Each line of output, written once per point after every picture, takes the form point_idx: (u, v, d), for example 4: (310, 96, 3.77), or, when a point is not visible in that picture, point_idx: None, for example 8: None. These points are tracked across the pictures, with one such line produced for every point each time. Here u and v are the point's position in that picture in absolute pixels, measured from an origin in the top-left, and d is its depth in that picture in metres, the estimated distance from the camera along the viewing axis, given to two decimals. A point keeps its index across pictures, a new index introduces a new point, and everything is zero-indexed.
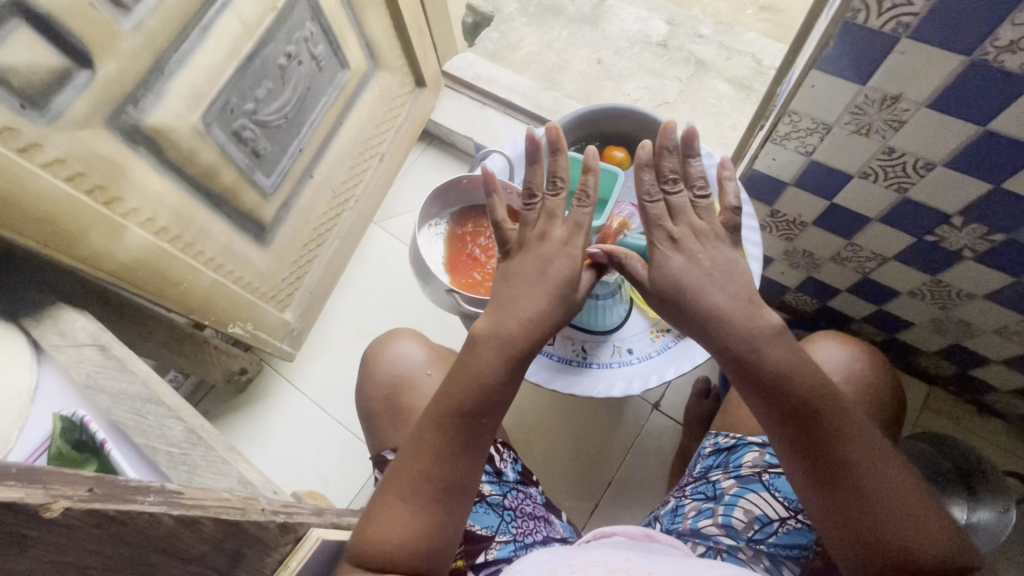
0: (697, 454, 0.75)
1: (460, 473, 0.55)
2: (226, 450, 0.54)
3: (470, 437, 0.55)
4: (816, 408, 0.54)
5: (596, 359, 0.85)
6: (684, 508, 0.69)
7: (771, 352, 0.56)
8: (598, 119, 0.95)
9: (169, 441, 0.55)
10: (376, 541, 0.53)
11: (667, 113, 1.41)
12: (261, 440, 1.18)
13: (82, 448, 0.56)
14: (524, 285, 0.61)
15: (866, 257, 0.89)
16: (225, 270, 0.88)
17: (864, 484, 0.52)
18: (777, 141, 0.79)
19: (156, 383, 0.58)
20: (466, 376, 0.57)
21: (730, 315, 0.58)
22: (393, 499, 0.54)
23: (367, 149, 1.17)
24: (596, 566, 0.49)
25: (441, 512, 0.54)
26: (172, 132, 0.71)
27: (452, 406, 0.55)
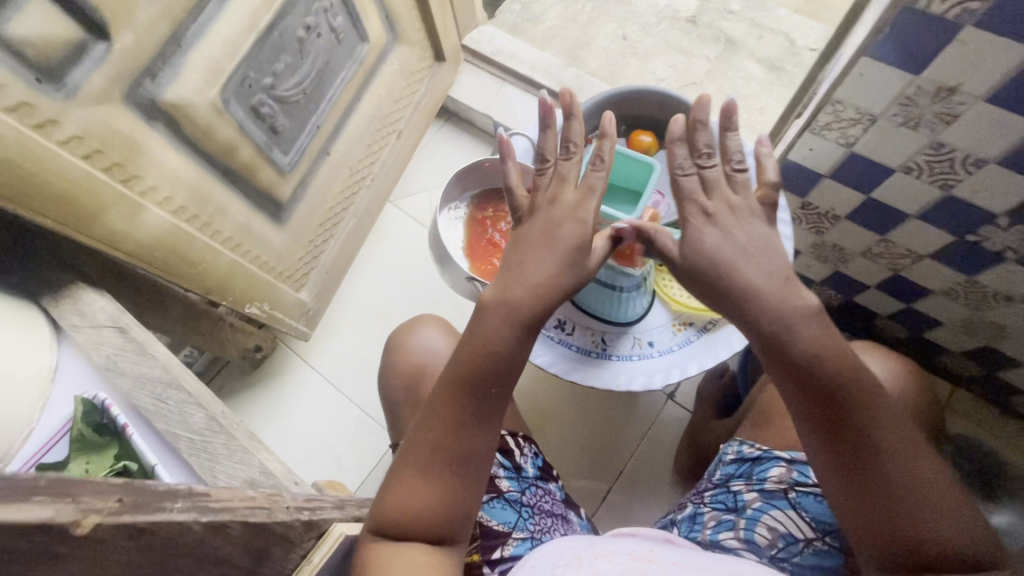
0: (717, 461, 0.76)
1: (473, 443, 0.54)
2: (247, 438, 0.54)
3: (480, 405, 0.55)
4: (848, 395, 0.52)
5: (616, 351, 0.84)
6: (703, 517, 0.71)
7: (803, 334, 0.54)
8: (623, 103, 0.91)
9: (190, 428, 0.54)
10: (391, 511, 0.53)
11: (693, 94, 1.36)
12: (276, 416, 1.19)
13: (103, 432, 0.57)
14: (534, 251, 0.59)
15: (899, 254, 0.86)
16: (243, 249, 0.87)
17: (894, 474, 0.51)
18: (815, 131, 0.75)
19: (175, 367, 0.58)
20: (475, 340, 0.56)
21: (766, 296, 0.56)
22: (408, 471, 0.54)
23: (385, 126, 1.14)
24: (619, 555, 0.52)
25: (453, 483, 0.54)
26: (191, 107, 0.69)
27: (463, 373, 0.55)
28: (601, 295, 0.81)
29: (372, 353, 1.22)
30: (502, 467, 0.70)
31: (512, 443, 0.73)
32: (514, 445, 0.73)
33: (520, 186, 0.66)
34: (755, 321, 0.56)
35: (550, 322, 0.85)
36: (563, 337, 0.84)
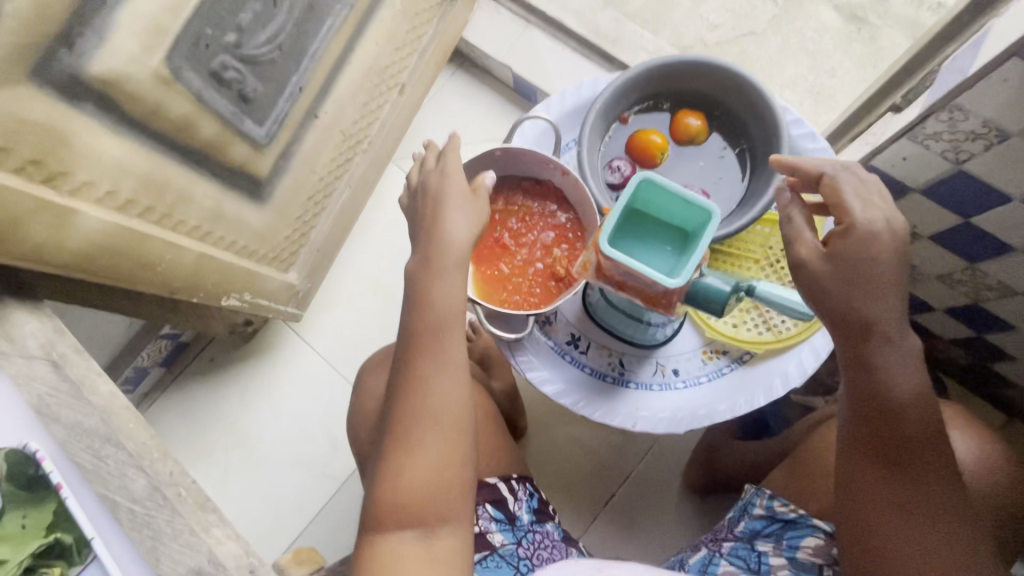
0: (741, 511, 0.67)
1: (439, 399, 0.54)
2: (195, 513, 0.49)
3: (437, 347, 0.56)
4: (908, 437, 0.52)
5: (634, 378, 0.73)
6: (718, 569, 0.63)
7: (894, 372, 0.52)
8: (671, 77, 0.73)
9: (132, 496, 0.49)
10: (385, 485, 0.53)
11: (752, 47, 1.14)
12: (268, 389, 1.12)
13: (33, 488, 0.51)
14: (448, 207, 0.59)
15: (988, 285, 0.72)
16: (214, 237, 0.75)
17: (920, 524, 0.52)
18: (918, 138, 0.60)
19: (116, 418, 0.51)
20: (415, 294, 0.58)
21: (879, 328, 0.52)
22: (393, 440, 0.54)
23: (385, 79, 0.96)
24: None
25: (438, 447, 0.54)
26: (128, 80, 0.55)
27: (419, 330, 0.56)
28: (623, 319, 0.70)
29: (368, 333, 1.13)
30: (494, 520, 0.64)
31: (504, 489, 0.67)
32: (506, 491, 0.67)
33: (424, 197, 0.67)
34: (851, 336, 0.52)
35: (563, 338, 0.74)
36: (577, 356, 0.74)
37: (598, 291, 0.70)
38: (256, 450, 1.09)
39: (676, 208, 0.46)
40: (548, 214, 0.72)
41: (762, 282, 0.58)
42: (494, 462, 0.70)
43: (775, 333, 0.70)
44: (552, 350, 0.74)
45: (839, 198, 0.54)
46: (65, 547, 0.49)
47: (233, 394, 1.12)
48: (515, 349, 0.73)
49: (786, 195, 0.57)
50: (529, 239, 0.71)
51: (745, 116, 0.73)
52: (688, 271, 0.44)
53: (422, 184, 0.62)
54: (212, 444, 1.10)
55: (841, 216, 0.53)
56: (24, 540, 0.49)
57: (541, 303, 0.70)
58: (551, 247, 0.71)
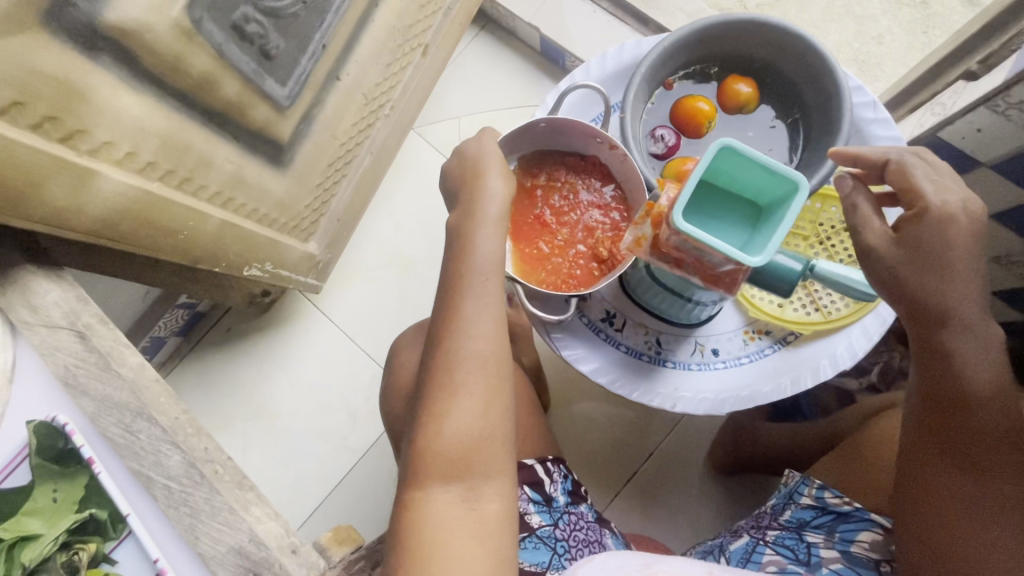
0: (787, 499, 0.67)
1: (484, 349, 0.52)
2: (233, 492, 0.47)
3: (478, 292, 0.53)
4: (977, 428, 0.51)
5: (672, 357, 0.71)
6: (763, 558, 0.62)
7: (970, 359, 0.51)
8: (721, 39, 0.69)
9: (167, 473, 0.48)
10: (428, 440, 0.51)
11: (795, 11, 1.07)
12: (286, 359, 1.11)
13: (65, 463, 0.50)
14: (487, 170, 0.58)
15: None
16: (236, 203, 0.71)
17: (988, 513, 0.50)
18: (998, 108, 0.56)
19: (143, 391, 0.49)
20: (459, 244, 0.55)
21: (958, 316, 0.51)
22: (437, 390, 0.52)
23: (408, 39, 0.91)
24: None
25: (479, 398, 0.52)
26: (146, 31, 0.51)
27: (463, 276, 0.54)
28: (664, 296, 0.66)
29: (388, 306, 1.11)
30: (532, 501, 0.63)
31: (541, 471, 0.66)
32: (542, 473, 0.66)
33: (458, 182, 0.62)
34: (925, 321, 0.52)
35: (597, 315, 0.71)
36: (612, 334, 0.71)
37: (639, 266, 0.66)
38: (274, 421, 1.08)
39: (756, 179, 0.42)
40: (594, 193, 0.68)
41: (824, 261, 0.55)
42: (527, 443, 0.68)
43: (824, 314, 0.68)
44: (587, 327, 0.71)
45: (910, 181, 0.52)
46: (100, 522, 0.49)
47: (251, 365, 1.11)
48: (550, 327, 0.71)
49: (848, 181, 0.55)
50: (571, 218, 0.68)
51: (801, 83, 0.68)
52: (770, 250, 0.40)
53: (459, 154, 0.61)
54: (231, 414, 1.09)
55: (913, 199, 0.51)
56: (59, 514, 0.49)
57: (581, 286, 0.66)
58: (595, 228, 0.67)
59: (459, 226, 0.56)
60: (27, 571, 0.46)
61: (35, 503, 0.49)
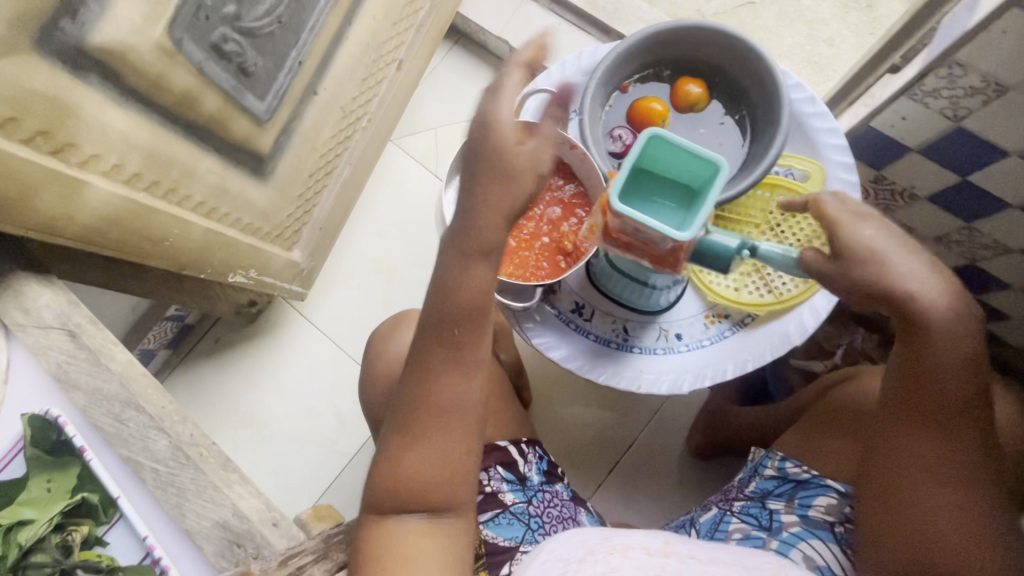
0: (753, 471, 0.71)
1: (455, 393, 0.51)
2: (217, 472, 0.54)
3: (455, 341, 0.50)
4: (947, 405, 0.52)
5: (639, 343, 0.74)
6: (730, 526, 0.67)
7: (945, 341, 0.51)
8: (670, 44, 0.73)
9: (155, 457, 0.55)
10: (395, 476, 0.51)
11: (750, 17, 1.13)
12: (274, 367, 1.13)
13: (58, 453, 0.57)
14: (488, 163, 0.49)
15: (983, 245, 0.73)
16: (219, 213, 0.75)
17: (944, 479, 0.53)
18: (917, 96, 0.60)
19: (133, 383, 0.57)
20: (438, 283, 0.50)
21: (925, 298, 0.51)
22: (402, 427, 0.51)
23: (383, 55, 0.96)
24: (635, 549, 0.54)
25: (448, 434, 0.51)
26: (129, 51, 0.55)
27: (445, 319, 0.50)
28: (625, 284, 0.71)
29: (373, 311, 1.14)
30: (505, 480, 0.66)
31: (514, 452, 0.69)
32: (516, 454, 0.69)
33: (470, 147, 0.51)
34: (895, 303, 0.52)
35: (567, 306, 0.75)
36: (581, 323, 0.75)
37: (602, 256, 0.71)
38: (265, 429, 1.11)
39: (684, 162, 0.47)
40: (557, 190, 0.72)
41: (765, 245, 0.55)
42: (503, 426, 0.71)
43: (776, 294, 0.72)
44: (558, 318, 0.75)
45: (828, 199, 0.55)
46: (93, 506, 0.55)
47: (239, 373, 1.14)
48: (521, 318, 0.75)
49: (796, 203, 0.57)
50: (536, 212, 0.72)
51: (746, 81, 0.73)
52: (699, 222, 0.45)
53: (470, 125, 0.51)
54: (222, 424, 1.11)
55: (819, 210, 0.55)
56: (51, 502, 0.54)
57: (548, 276, 0.71)
58: (559, 222, 0.72)
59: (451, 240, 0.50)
60: (23, 550, 0.51)
61: (30, 494, 0.54)
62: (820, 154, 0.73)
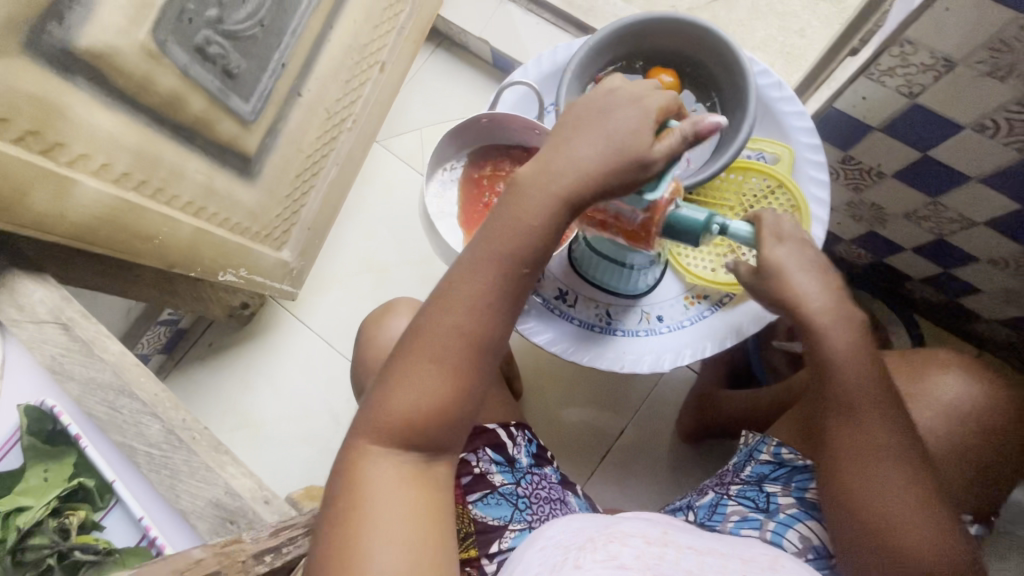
0: (748, 455, 0.69)
1: (488, 334, 0.50)
2: (209, 453, 0.58)
3: (512, 282, 0.50)
4: (858, 396, 0.54)
5: (621, 326, 0.76)
6: (727, 509, 0.65)
7: (835, 333, 0.55)
8: (640, 36, 0.76)
9: (148, 441, 0.58)
10: (390, 405, 0.50)
11: (722, 12, 1.16)
12: (267, 368, 1.14)
13: (54, 442, 0.59)
14: (595, 136, 0.50)
15: (949, 219, 0.75)
16: (208, 212, 0.77)
17: (876, 469, 0.53)
18: (875, 76, 0.63)
19: (127, 372, 0.60)
20: (512, 213, 0.50)
21: (813, 314, 0.56)
22: (423, 355, 0.49)
23: (365, 56, 0.98)
24: (634, 536, 0.50)
25: (469, 375, 0.50)
26: (115, 54, 0.58)
27: (493, 247, 0.49)
28: (605, 267, 0.74)
29: (363, 310, 1.15)
30: (493, 462, 0.68)
31: (503, 435, 0.71)
32: (505, 437, 0.70)
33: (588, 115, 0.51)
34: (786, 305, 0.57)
35: (551, 293, 0.77)
36: (565, 309, 0.77)
37: (581, 241, 0.74)
38: (259, 430, 1.11)
39: None
40: None
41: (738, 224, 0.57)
42: (492, 410, 0.73)
43: None
44: (542, 305, 0.77)
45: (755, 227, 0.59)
46: (89, 492, 0.57)
47: (231, 375, 1.15)
48: None
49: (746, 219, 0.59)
50: None
51: (715, 69, 0.75)
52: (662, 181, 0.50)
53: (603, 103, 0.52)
54: (217, 425, 1.12)
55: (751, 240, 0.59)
56: (46, 490, 0.56)
57: None
58: None
59: (528, 186, 0.50)
60: (22, 533, 0.53)
61: (28, 482, 0.56)
62: (790, 138, 0.76)
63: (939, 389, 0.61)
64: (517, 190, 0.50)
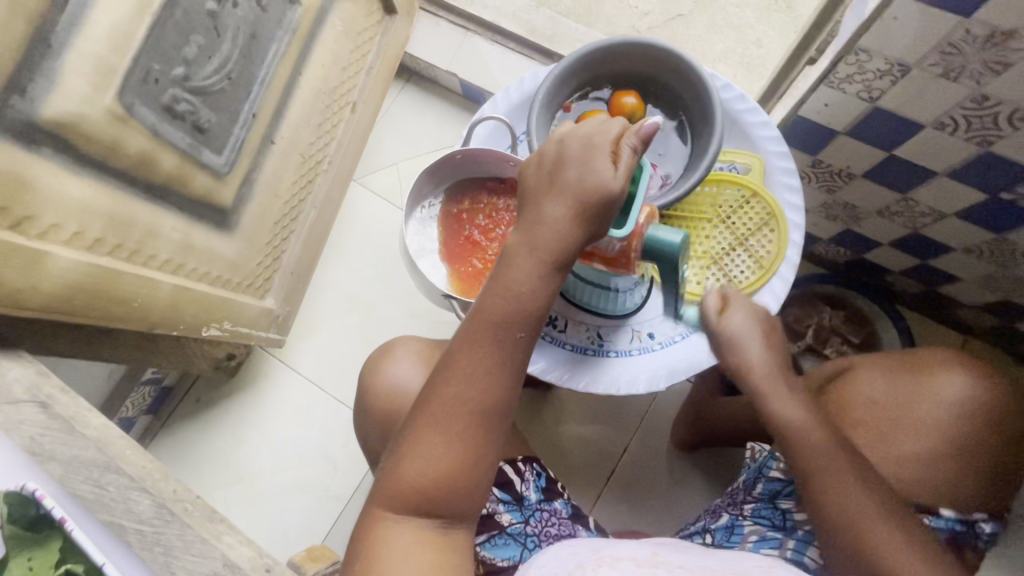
0: (757, 472, 0.68)
1: (490, 398, 0.51)
2: (203, 524, 0.60)
3: (505, 347, 0.51)
4: (830, 440, 0.58)
5: (614, 347, 0.76)
6: (743, 530, 0.64)
7: (785, 400, 0.61)
8: (602, 61, 0.77)
9: (139, 517, 0.58)
10: (400, 473, 0.50)
11: (682, 29, 1.20)
12: (257, 420, 1.11)
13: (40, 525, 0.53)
14: (559, 186, 0.53)
15: (921, 213, 0.77)
16: (187, 268, 0.76)
17: (877, 495, 0.55)
18: (833, 84, 0.65)
19: (111, 446, 0.63)
20: (496, 277, 0.52)
21: (804, 416, 0.60)
22: (426, 427, 0.50)
23: (336, 99, 0.98)
24: (623, 560, 0.50)
25: (472, 440, 0.50)
26: (82, 120, 0.58)
27: (488, 316, 0.51)
28: (592, 290, 0.74)
29: (352, 350, 1.13)
30: (500, 501, 0.66)
31: (511, 472, 0.68)
32: (513, 474, 0.68)
33: (541, 171, 0.55)
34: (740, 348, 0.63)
35: None
36: (556, 335, 0.76)
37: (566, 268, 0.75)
38: (254, 484, 1.08)
39: None
40: (513, 210, 0.74)
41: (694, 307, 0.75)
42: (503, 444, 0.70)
43: (734, 283, 0.74)
44: None
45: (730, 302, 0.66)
46: None
47: (220, 429, 1.11)
48: None
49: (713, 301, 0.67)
50: (497, 234, 0.74)
51: (679, 87, 0.77)
52: (629, 221, 0.55)
53: (554, 154, 0.54)
54: (209, 483, 1.08)
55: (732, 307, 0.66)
56: None
57: None
58: None
59: (516, 253, 0.52)
60: None
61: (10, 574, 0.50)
62: (758, 148, 0.77)
63: (941, 391, 0.60)
64: (505, 257, 0.53)
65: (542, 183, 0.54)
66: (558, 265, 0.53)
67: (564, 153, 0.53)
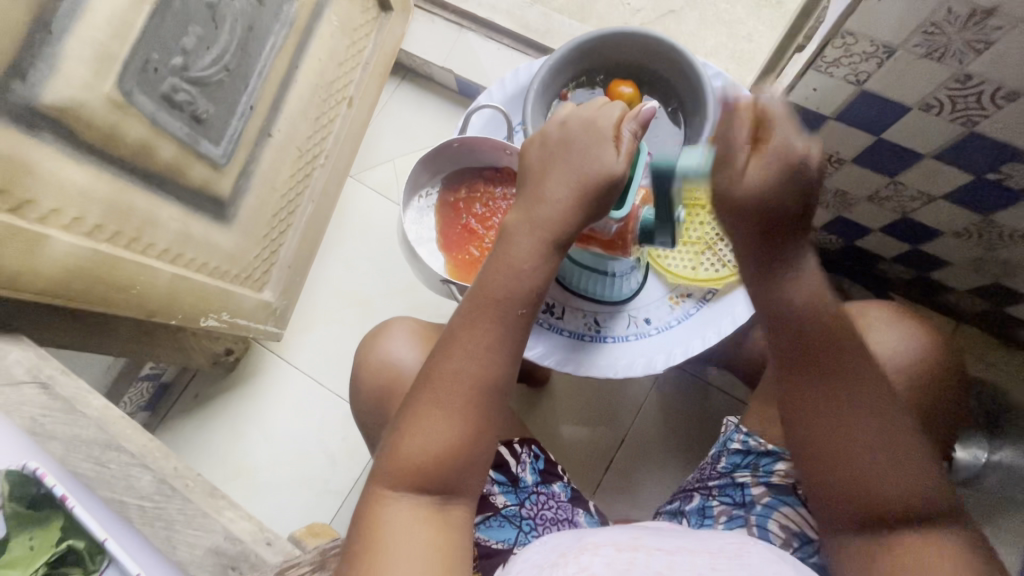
0: (721, 447, 0.69)
1: (490, 376, 0.51)
2: (206, 500, 0.62)
3: (506, 326, 0.52)
4: (831, 336, 0.49)
5: (610, 332, 0.77)
6: (713, 511, 0.65)
7: (792, 285, 0.50)
8: (594, 49, 0.78)
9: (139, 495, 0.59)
10: (403, 450, 0.51)
11: (673, 25, 1.21)
12: (254, 414, 1.11)
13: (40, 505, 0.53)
14: (558, 165, 0.54)
15: (910, 197, 0.78)
16: (184, 257, 0.76)
17: (875, 405, 0.48)
18: (821, 68, 0.66)
19: (110, 426, 0.65)
20: (496, 256, 0.53)
21: (815, 304, 0.50)
22: (428, 404, 0.51)
23: (333, 94, 0.99)
24: (606, 545, 0.50)
25: (472, 416, 0.51)
26: (82, 107, 0.58)
27: (489, 295, 0.52)
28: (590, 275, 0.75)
29: (350, 343, 1.14)
30: (496, 483, 0.67)
31: (507, 454, 0.69)
32: (508, 456, 0.69)
33: (542, 150, 0.56)
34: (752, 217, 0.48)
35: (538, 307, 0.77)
36: (553, 322, 0.77)
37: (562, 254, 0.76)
38: (252, 478, 1.08)
39: None
40: (510, 198, 0.75)
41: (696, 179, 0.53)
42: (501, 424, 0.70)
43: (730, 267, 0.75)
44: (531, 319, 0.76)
45: (766, 120, 0.48)
46: (79, 554, 0.51)
47: (217, 424, 1.12)
48: None
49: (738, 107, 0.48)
50: (494, 221, 0.75)
51: (671, 75, 0.78)
52: (626, 203, 0.57)
53: (555, 133, 0.55)
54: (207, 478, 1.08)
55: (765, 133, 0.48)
56: (37, 557, 0.51)
57: None
58: None
59: (516, 232, 0.53)
60: None
61: (11, 554, 0.51)
62: None
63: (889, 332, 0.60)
64: (503, 236, 0.54)
65: (543, 162, 0.55)
66: (558, 243, 0.54)
67: (565, 133, 0.55)
